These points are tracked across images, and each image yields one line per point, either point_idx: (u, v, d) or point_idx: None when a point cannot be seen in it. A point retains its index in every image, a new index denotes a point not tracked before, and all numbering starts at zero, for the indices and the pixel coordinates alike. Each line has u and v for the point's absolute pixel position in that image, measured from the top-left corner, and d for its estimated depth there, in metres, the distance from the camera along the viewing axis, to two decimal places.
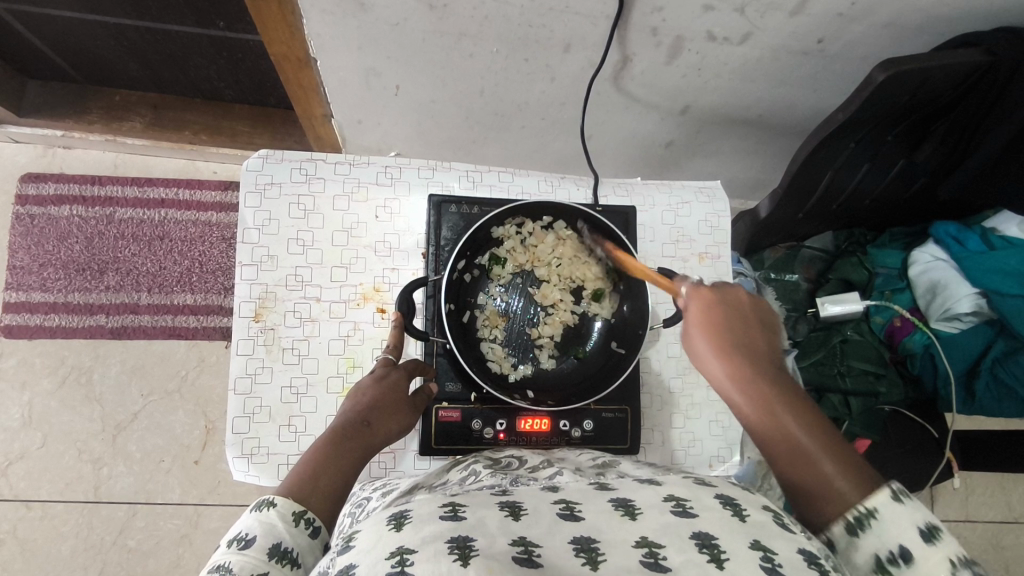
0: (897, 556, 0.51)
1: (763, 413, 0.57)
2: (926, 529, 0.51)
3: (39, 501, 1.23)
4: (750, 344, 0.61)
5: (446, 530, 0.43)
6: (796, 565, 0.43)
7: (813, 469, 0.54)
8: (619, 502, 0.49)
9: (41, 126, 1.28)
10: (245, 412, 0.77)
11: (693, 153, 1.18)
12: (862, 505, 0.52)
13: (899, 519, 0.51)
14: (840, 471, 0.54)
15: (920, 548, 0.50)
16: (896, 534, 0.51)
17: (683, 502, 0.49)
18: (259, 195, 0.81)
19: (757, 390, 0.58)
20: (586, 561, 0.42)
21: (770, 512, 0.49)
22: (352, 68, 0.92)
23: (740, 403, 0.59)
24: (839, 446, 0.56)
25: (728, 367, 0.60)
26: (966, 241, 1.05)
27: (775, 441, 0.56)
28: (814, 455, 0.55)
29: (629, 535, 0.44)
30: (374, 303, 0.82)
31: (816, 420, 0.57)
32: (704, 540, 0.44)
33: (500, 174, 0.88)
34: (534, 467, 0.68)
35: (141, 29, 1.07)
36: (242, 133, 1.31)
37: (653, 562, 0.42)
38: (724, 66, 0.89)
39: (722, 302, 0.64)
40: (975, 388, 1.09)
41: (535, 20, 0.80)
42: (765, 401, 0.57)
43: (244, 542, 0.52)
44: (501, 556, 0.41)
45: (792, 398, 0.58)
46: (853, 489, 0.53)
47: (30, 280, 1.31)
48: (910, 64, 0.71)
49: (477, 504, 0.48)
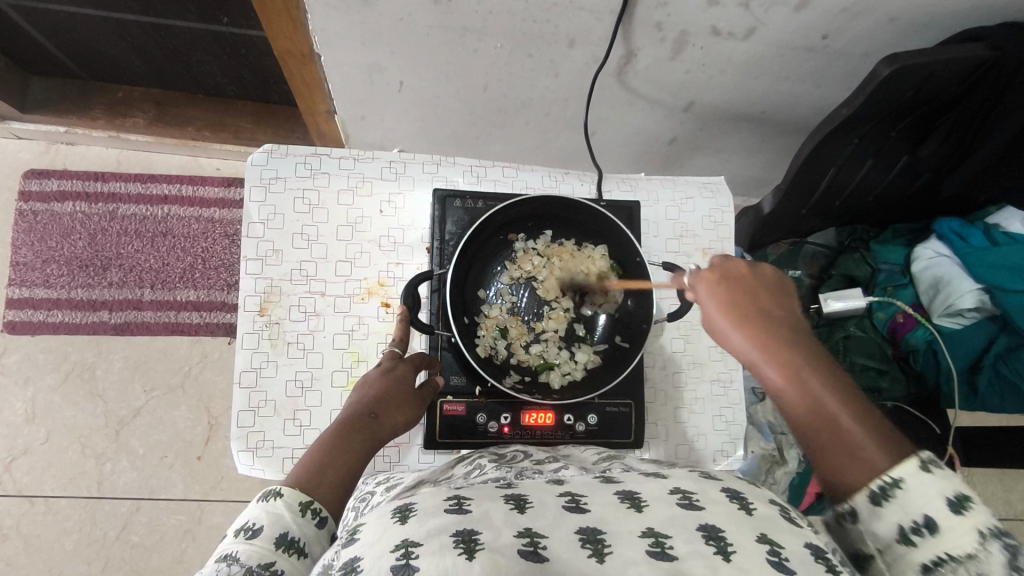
0: (922, 526, 0.49)
1: (790, 382, 0.55)
2: (954, 499, 0.48)
3: (42, 496, 1.23)
4: (771, 313, 0.60)
5: (452, 523, 0.43)
6: (804, 559, 0.43)
7: (841, 439, 0.53)
8: (625, 494, 0.49)
9: (45, 122, 1.28)
10: (250, 406, 0.77)
11: (697, 150, 1.18)
12: (887, 475, 0.51)
13: (924, 489, 0.50)
14: (870, 440, 0.53)
15: (947, 518, 0.48)
16: (920, 504, 0.49)
17: (690, 495, 0.49)
18: (263, 189, 0.82)
19: (785, 358, 0.56)
20: (593, 553, 0.42)
21: (777, 507, 0.49)
22: (357, 64, 0.92)
23: (768, 373, 0.57)
24: (868, 414, 0.54)
25: (748, 338, 0.58)
26: (969, 237, 1.06)
27: (801, 411, 0.55)
28: (843, 427, 0.53)
29: (634, 527, 0.44)
30: (379, 298, 0.82)
31: (845, 387, 0.55)
32: (711, 533, 0.44)
33: (504, 169, 0.88)
34: (538, 461, 0.68)
35: (145, 24, 1.08)
36: (245, 129, 1.31)
37: (659, 552, 0.42)
38: (728, 61, 0.89)
39: (739, 275, 0.64)
40: (977, 383, 1.09)
41: (540, 15, 0.80)
42: (793, 370, 0.56)
43: (252, 532, 0.52)
44: (508, 550, 0.41)
45: (818, 366, 0.56)
46: (884, 457, 0.52)
47: (33, 276, 1.31)
48: (916, 57, 0.71)
49: (482, 496, 0.48)
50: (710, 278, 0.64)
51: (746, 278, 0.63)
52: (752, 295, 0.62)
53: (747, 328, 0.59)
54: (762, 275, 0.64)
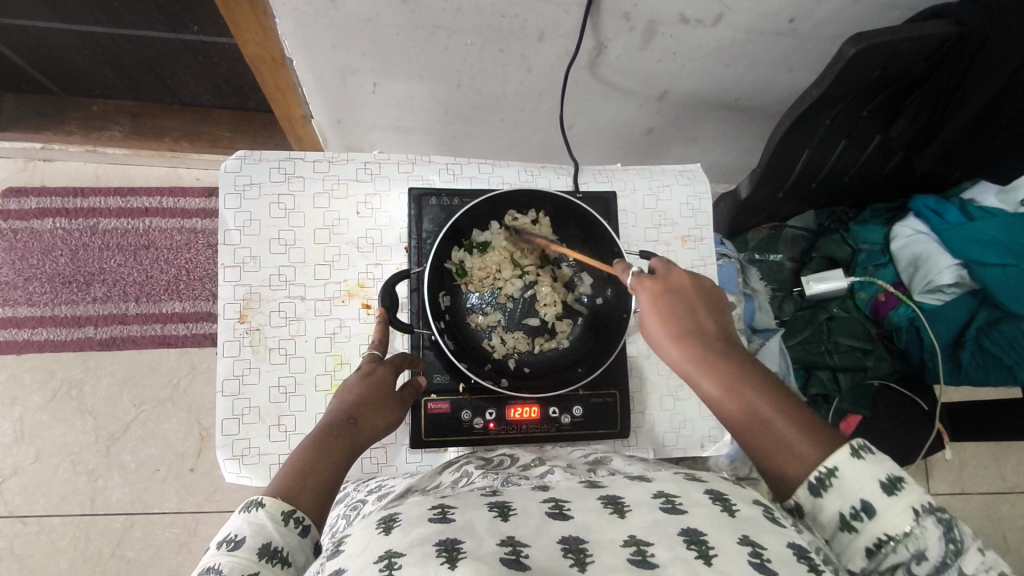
0: (861, 511, 0.51)
1: (721, 387, 0.58)
2: (887, 481, 0.51)
3: (34, 516, 1.23)
4: (702, 320, 0.62)
5: (434, 532, 0.43)
6: (785, 559, 0.43)
7: (774, 439, 0.55)
8: (609, 500, 0.49)
9: (20, 138, 1.28)
10: (234, 414, 0.77)
11: (675, 138, 1.19)
12: (822, 466, 0.53)
13: (859, 474, 0.52)
14: (803, 440, 0.54)
15: (882, 501, 0.51)
16: (857, 489, 0.52)
17: (673, 499, 0.49)
18: (238, 195, 0.81)
19: (697, 347, 0.60)
20: (575, 562, 0.42)
21: (761, 508, 0.50)
22: (329, 66, 0.92)
23: (699, 379, 0.60)
24: (781, 391, 0.57)
25: (683, 349, 0.60)
26: (945, 214, 1.07)
27: (733, 411, 0.57)
28: (772, 427, 0.55)
29: (617, 535, 0.44)
30: (359, 299, 0.82)
31: (775, 391, 0.57)
32: (692, 538, 0.44)
33: (479, 166, 0.88)
34: (522, 466, 0.72)
35: (115, 35, 1.07)
36: (223, 137, 1.30)
37: (641, 560, 0.42)
38: (699, 48, 0.89)
39: (684, 283, 0.65)
40: (961, 358, 1.10)
41: (508, 10, 0.80)
42: (720, 371, 0.58)
43: (234, 544, 0.51)
44: (488, 557, 0.41)
45: (744, 369, 0.58)
46: (816, 452, 0.54)
47: (15, 295, 1.30)
48: (880, 38, 0.71)
49: (465, 505, 0.49)
50: (648, 287, 0.64)
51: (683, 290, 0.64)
52: (685, 302, 0.63)
53: (680, 339, 0.61)
54: (691, 285, 0.65)
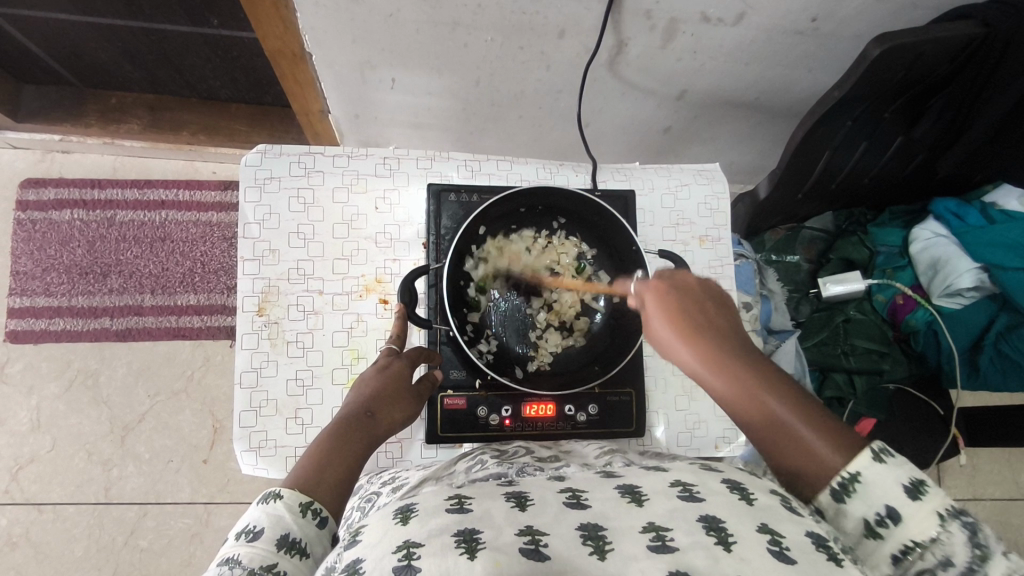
0: (886, 516, 0.49)
1: (738, 393, 0.54)
2: (910, 485, 0.49)
3: (50, 504, 1.24)
4: (709, 321, 0.59)
5: (452, 522, 0.44)
6: (805, 547, 0.43)
7: (798, 446, 0.52)
8: (626, 489, 0.49)
9: (39, 130, 1.29)
10: (252, 406, 0.77)
11: (692, 137, 1.18)
12: (845, 470, 0.51)
13: (880, 479, 0.50)
14: (826, 444, 0.52)
15: (907, 506, 0.49)
16: (880, 494, 0.50)
17: (690, 487, 0.49)
18: (258, 189, 0.82)
19: (709, 350, 0.56)
20: (594, 550, 0.42)
21: (778, 497, 0.49)
22: (348, 62, 0.92)
23: (712, 383, 0.56)
24: (799, 394, 0.54)
25: (690, 349, 0.57)
26: (967, 216, 1.06)
27: (746, 412, 0.54)
28: (791, 429, 0.52)
29: (637, 521, 0.44)
30: (376, 294, 0.82)
31: (795, 395, 0.54)
32: (711, 523, 0.44)
33: (498, 162, 0.88)
34: (539, 458, 0.71)
35: (135, 29, 1.08)
36: (240, 131, 1.31)
37: (660, 545, 0.42)
38: (720, 47, 0.89)
39: (687, 281, 0.63)
40: (978, 362, 1.10)
41: (529, 7, 0.80)
42: (737, 376, 0.55)
43: (253, 534, 0.52)
44: (508, 548, 0.41)
45: (761, 371, 0.55)
46: (837, 455, 0.51)
47: (32, 285, 1.31)
48: (906, 38, 0.70)
49: (482, 495, 0.49)
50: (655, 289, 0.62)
51: (691, 291, 0.62)
52: (696, 304, 0.60)
53: (691, 339, 0.57)
54: (698, 285, 0.63)
